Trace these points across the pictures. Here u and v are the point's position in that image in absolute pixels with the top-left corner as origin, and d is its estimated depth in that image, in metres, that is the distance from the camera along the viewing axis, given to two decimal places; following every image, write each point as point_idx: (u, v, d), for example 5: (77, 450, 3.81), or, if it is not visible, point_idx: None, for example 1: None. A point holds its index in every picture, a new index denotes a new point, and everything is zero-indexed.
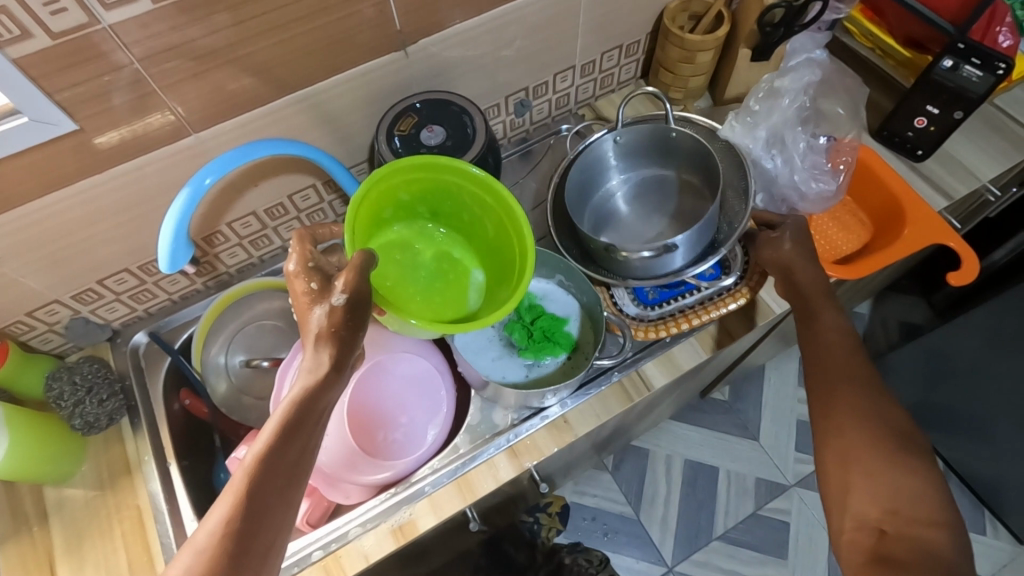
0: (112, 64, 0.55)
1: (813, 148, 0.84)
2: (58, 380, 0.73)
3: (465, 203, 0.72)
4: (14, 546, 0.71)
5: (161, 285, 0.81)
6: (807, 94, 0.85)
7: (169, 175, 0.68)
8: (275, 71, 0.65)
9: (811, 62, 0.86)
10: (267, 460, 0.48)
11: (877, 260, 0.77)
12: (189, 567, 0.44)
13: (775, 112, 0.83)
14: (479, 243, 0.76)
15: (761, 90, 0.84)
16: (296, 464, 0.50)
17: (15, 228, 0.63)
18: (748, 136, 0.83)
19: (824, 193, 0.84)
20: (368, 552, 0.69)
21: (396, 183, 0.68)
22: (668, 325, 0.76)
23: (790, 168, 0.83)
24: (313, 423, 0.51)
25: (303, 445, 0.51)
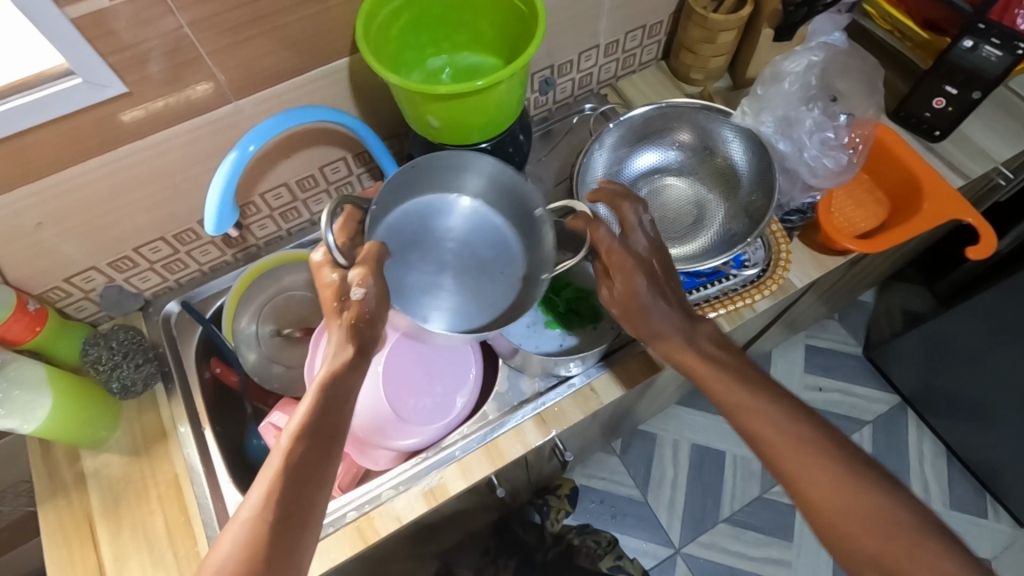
0: (160, 28, 0.57)
1: (822, 124, 0.83)
2: (95, 345, 0.75)
3: (456, 5, 0.69)
4: (53, 508, 0.72)
5: (192, 255, 0.82)
6: (812, 74, 0.85)
7: (209, 143, 0.70)
8: (313, 41, 0.66)
9: (811, 44, 0.85)
10: (303, 433, 0.55)
11: (898, 235, 0.78)
12: (242, 530, 0.50)
13: (777, 95, 0.84)
14: (481, 34, 0.72)
15: (765, 74, 0.85)
16: (324, 440, 0.55)
17: (58, 192, 0.64)
18: (754, 122, 0.84)
19: (837, 167, 0.82)
20: (400, 513, 0.70)
21: (387, 14, 0.65)
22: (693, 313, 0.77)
23: (796, 147, 0.83)
24: (315, 416, 0.56)
25: (332, 422, 0.56)
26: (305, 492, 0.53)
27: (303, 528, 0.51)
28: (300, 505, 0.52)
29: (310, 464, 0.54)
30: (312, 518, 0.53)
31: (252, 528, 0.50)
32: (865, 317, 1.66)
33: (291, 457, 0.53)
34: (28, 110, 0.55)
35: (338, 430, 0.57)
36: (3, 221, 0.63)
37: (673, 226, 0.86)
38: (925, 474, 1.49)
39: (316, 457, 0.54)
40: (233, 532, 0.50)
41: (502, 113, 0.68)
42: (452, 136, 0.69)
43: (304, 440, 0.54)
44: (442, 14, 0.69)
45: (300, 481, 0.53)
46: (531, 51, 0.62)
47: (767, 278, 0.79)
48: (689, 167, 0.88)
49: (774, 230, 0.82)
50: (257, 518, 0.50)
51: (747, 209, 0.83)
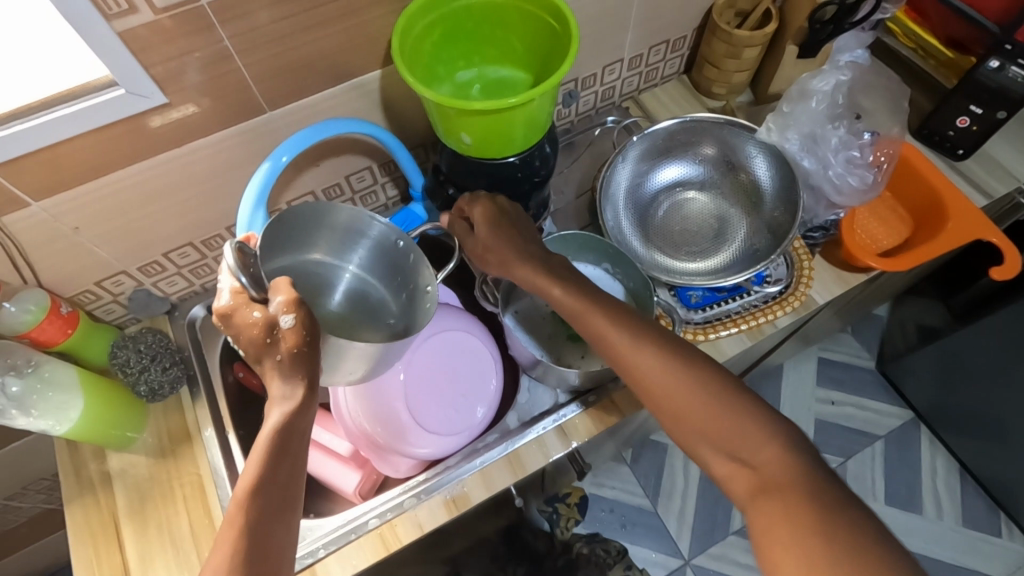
0: (202, 41, 0.58)
1: (848, 143, 0.84)
2: (123, 348, 0.76)
3: (487, 20, 0.69)
4: (81, 507, 0.73)
5: (219, 261, 0.83)
6: (840, 93, 0.85)
7: (242, 152, 0.71)
8: (347, 54, 0.67)
9: (836, 63, 0.85)
10: (259, 485, 0.50)
11: (921, 254, 0.78)
12: None
13: (803, 113, 0.84)
14: (511, 49, 0.73)
15: (793, 91, 0.85)
16: (285, 489, 0.51)
17: (95, 198, 0.65)
18: (779, 139, 0.85)
19: (863, 185, 0.82)
20: (422, 521, 0.71)
21: (421, 27, 0.66)
22: (714, 328, 0.78)
23: (822, 165, 0.83)
24: (269, 465, 0.51)
25: (290, 469, 0.52)
26: (272, 551, 0.49)
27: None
28: (268, 565, 0.48)
29: (273, 516, 0.50)
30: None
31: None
32: (878, 331, 1.66)
33: (249, 516, 0.49)
34: (72, 120, 0.56)
35: (293, 480, 0.52)
36: (41, 225, 0.64)
37: (695, 239, 0.86)
38: (938, 490, 1.48)
39: (276, 509, 0.50)
40: None
41: (534, 128, 0.69)
42: (484, 151, 0.69)
43: (258, 494, 0.49)
44: (474, 29, 0.70)
45: (264, 539, 0.49)
46: (564, 69, 0.62)
47: (790, 295, 0.79)
48: (712, 182, 0.89)
49: (796, 247, 0.83)
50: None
51: (771, 224, 0.83)
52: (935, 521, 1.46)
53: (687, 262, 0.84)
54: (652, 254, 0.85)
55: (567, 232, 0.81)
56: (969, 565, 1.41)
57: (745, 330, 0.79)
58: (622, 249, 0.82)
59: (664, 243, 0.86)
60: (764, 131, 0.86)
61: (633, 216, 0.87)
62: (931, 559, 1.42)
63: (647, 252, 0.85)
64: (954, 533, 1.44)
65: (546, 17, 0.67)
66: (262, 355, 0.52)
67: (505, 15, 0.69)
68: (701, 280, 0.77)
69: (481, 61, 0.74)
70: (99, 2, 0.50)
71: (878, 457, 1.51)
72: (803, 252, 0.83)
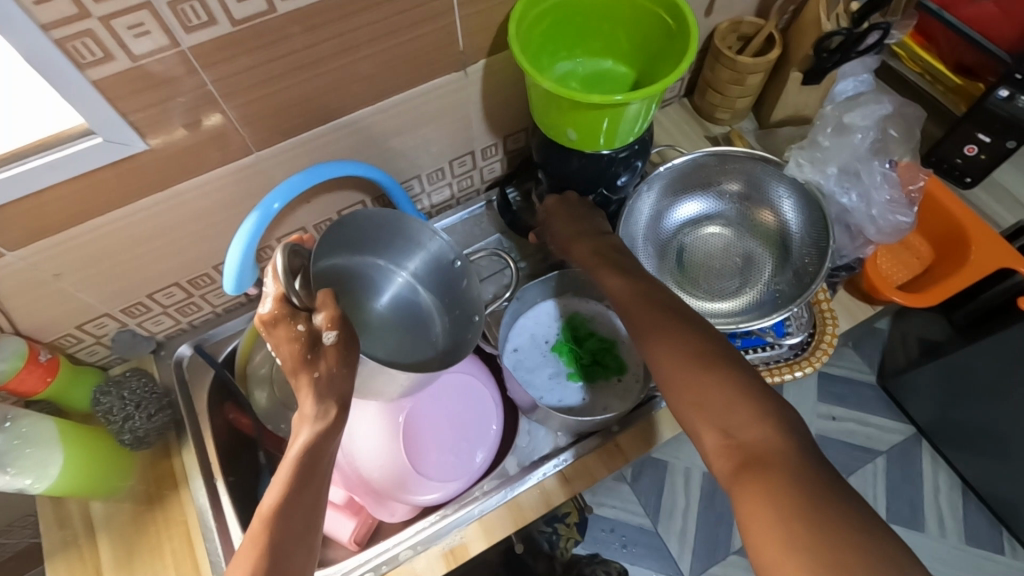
0: (183, 86, 0.55)
1: (888, 180, 0.81)
2: (107, 395, 0.72)
3: (599, 14, 0.69)
4: (63, 562, 0.71)
5: (207, 298, 0.81)
6: (874, 130, 0.83)
7: (230, 193, 0.68)
8: (338, 93, 0.64)
9: (875, 97, 0.84)
10: (283, 506, 0.49)
11: (947, 288, 0.76)
12: None
13: (841, 147, 0.82)
14: (619, 43, 0.72)
15: (829, 127, 0.83)
16: (310, 511, 0.50)
17: (74, 244, 0.62)
18: (815, 174, 0.81)
19: (904, 226, 0.79)
20: (419, 574, 0.69)
21: (535, 17, 0.65)
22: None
23: (866, 203, 0.80)
24: (295, 483, 0.50)
25: (317, 489, 0.51)
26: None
27: None
28: None
29: (294, 537, 0.49)
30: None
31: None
32: (879, 346, 1.64)
33: (269, 537, 0.48)
34: (46, 170, 0.53)
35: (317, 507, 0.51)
36: (17, 274, 0.61)
37: (716, 277, 0.84)
38: (941, 507, 1.47)
39: (297, 530, 0.49)
40: None
41: (640, 123, 0.68)
42: (590, 143, 0.69)
43: (282, 513, 0.49)
44: (582, 22, 0.70)
45: (283, 563, 0.48)
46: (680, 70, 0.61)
47: (803, 359, 0.76)
48: (735, 218, 0.87)
49: (822, 304, 0.79)
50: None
51: (797, 269, 0.81)
52: (939, 539, 1.44)
53: (707, 301, 0.82)
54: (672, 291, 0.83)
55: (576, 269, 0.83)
56: None
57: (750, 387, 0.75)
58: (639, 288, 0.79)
59: (685, 279, 0.84)
60: (792, 167, 0.83)
61: (654, 251, 0.85)
62: None
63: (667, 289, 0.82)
64: (958, 551, 1.43)
65: (662, 14, 0.66)
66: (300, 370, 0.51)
67: (617, 10, 0.68)
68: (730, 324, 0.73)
69: (586, 53, 0.73)
70: (71, 52, 0.47)
71: (881, 474, 1.50)
72: (826, 310, 0.78)
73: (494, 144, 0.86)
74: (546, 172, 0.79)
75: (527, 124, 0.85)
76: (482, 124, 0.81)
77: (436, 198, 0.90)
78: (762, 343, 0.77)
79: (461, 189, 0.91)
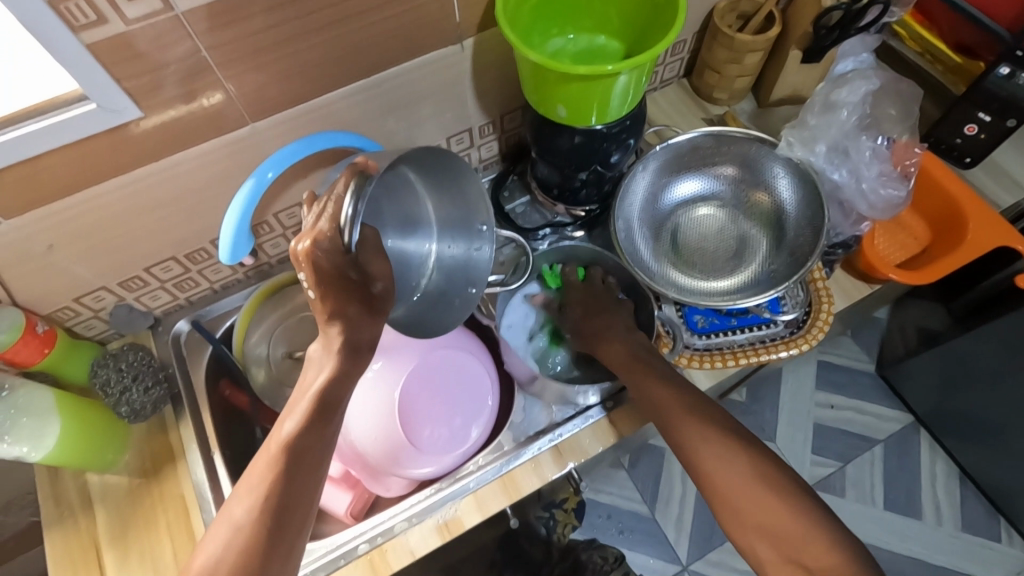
0: (177, 52, 0.55)
1: (879, 155, 0.80)
2: (104, 367, 0.73)
3: None
4: (60, 533, 0.71)
5: (204, 274, 0.81)
6: (866, 102, 0.82)
7: (225, 166, 0.68)
8: (332, 64, 0.64)
9: (864, 73, 0.83)
10: (293, 445, 0.51)
11: (944, 266, 0.76)
12: (228, 539, 0.49)
13: (831, 123, 0.81)
14: (607, 18, 0.71)
15: (820, 103, 0.82)
16: (320, 450, 0.52)
17: (69, 215, 0.62)
18: (805, 152, 0.81)
19: (896, 197, 0.79)
20: (413, 547, 0.69)
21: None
22: (715, 357, 0.75)
23: (855, 178, 0.80)
24: (307, 424, 0.52)
25: (327, 432, 0.53)
26: (296, 504, 0.51)
27: (291, 535, 0.51)
28: (287, 518, 0.50)
29: (300, 478, 0.51)
30: (305, 523, 0.52)
31: (243, 536, 0.49)
32: (878, 335, 1.64)
33: (278, 467, 0.51)
34: (40, 136, 0.53)
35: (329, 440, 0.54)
36: (12, 245, 0.62)
37: (711, 258, 0.84)
38: (938, 495, 1.47)
39: (305, 469, 0.52)
40: (216, 538, 0.50)
41: (630, 98, 0.68)
42: (581, 120, 0.69)
43: (292, 450, 0.51)
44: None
45: (288, 498, 0.51)
46: (670, 40, 0.61)
47: (799, 336, 0.75)
48: (733, 199, 0.86)
49: (815, 280, 0.78)
50: (248, 525, 0.49)
51: (793, 249, 0.80)
52: (935, 526, 1.44)
53: (701, 282, 0.82)
54: (665, 270, 0.82)
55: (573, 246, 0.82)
56: (969, 571, 1.40)
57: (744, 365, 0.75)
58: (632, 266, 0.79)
59: (680, 259, 0.84)
60: (783, 146, 0.82)
61: (648, 231, 0.85)
62: (930, 564, 1.41)
63: (661, 268, 0.82)
64: (954, 539, 1.43)
65: None
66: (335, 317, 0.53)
67: None
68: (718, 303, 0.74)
69: (577, 31, 0.73)
70: (64, 13, 0.47)
71: (878, 462, 1.50)
72: (822, 289, 0.78)
73: (490, 122, 0.85)
74: (539, 151, 0.78)
75: (523, 103, 0.85)
76: (478, 101, 0.81)
77: None
78: (757, 322, 0.77)
79: None
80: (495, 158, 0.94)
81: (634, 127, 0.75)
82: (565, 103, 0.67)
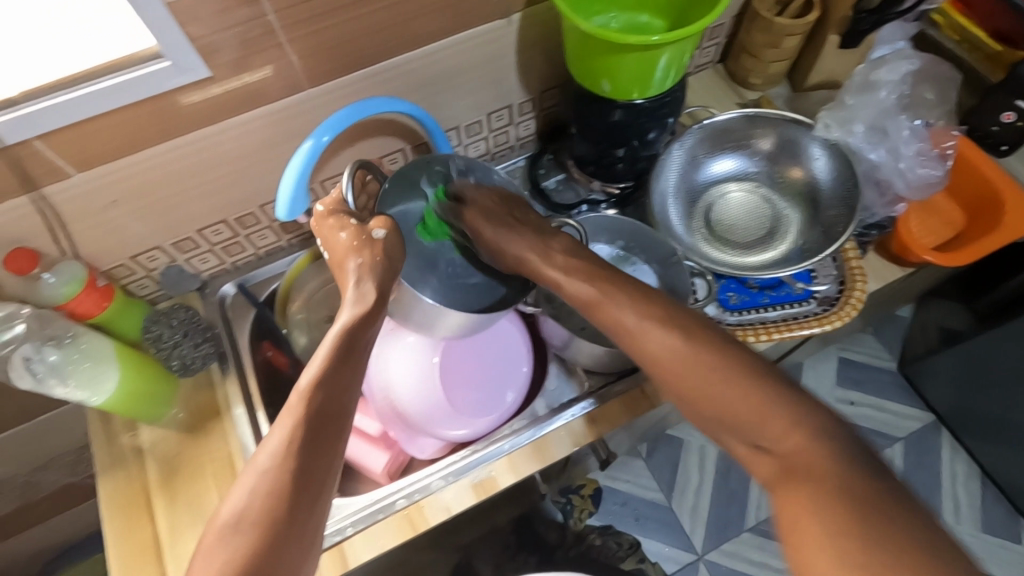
0: (247, 15, 0.57)
1: (918, 135, 0.82)
2: (156, 323, 0.76)
3: None
4: (112, 479, 0.74)
5: (251, 239, 0.84)
6: (906, 83, 0.85)
7: (280, 130, 0.71)
8: (386, 33, 0.66)
9: (903, 53, 0.85)
10: (320, 382, 0.49)
11: (979, 249, 0.77)
12: (255, 489, 0.45)
13: (870, 102, 0.83)
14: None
15: (861, 82, 0.84)
16: (347, 388, 0.51)
17: (133, 171, 0.65)
18: (844, 131, 0.83)
19: (932, 177, 0.81)
20: (449, 504, 0.71)
21: None
22: (748, 331, 0.76)
23: (893, 157, 0.82)
24: (335, 362, 0.51)
25: (354, 370, 0.52)
26: (323, 448, 0.47)
27: (321, 483, 0.47)
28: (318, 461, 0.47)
29: (329, 416, 0.49)
30: (337, 470, 0.49)
31: (274, 484, 0.45)
32: (901, 332, 1.63)
33: (307, 406, 0.48)
34: (118, 91, 0.56)
35: (356, 385, 0.51)
36: (81, 198, 0.65)
37: (743, 236, 0.85)
38: (958, 493, 1.46)
39: (336, 406, 0.49)
40: (240, 493, 0.45)
41: (673, 72, 0.69)
42: (624, 94, 0.71)
43: (321, 388, 0.49)
44: None
45: (319, 437, 0.48)
46: (718, 13, 0.62)
47: (832, 313, 0.76)
48: (766, 178, 0.87)
49: (849, 258, 0.79)
50: (276, 472, 0.46)
51: (826, 226, 0.81)
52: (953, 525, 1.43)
53: (733, 257, 0.83)
54: (698, 245, 0.84)
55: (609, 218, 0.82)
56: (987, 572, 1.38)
57: (776, 340, 0.76)
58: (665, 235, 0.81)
59: (712, 235, 0.85)
60: (819, 128, 0.84)
61: (682, 206, 0.86)
62: None
63: (694, 242, 0.84)
64: (972, 538, 1.42)
65: None
66: (348, 257, 0.57)
67: None
68: (759, 273, 0.76)
69: (621, 9, 0.74)
70: None
71: (897, 458, 1.49)
72: (856, 268, 0.79)
73: (530, 100, 0.87)
74: (579, 127, 0.80)
75: (562, 81, 0.87)
76: (520, 78, 0.83)
77: (472, 152, 0.92)
78: (790, 300, 0.78)
79: (497, 145, 0.93)
80: (531, 136, 0.95)
81: (674, 109, 0.77)
82: (609, 78, 0.69)
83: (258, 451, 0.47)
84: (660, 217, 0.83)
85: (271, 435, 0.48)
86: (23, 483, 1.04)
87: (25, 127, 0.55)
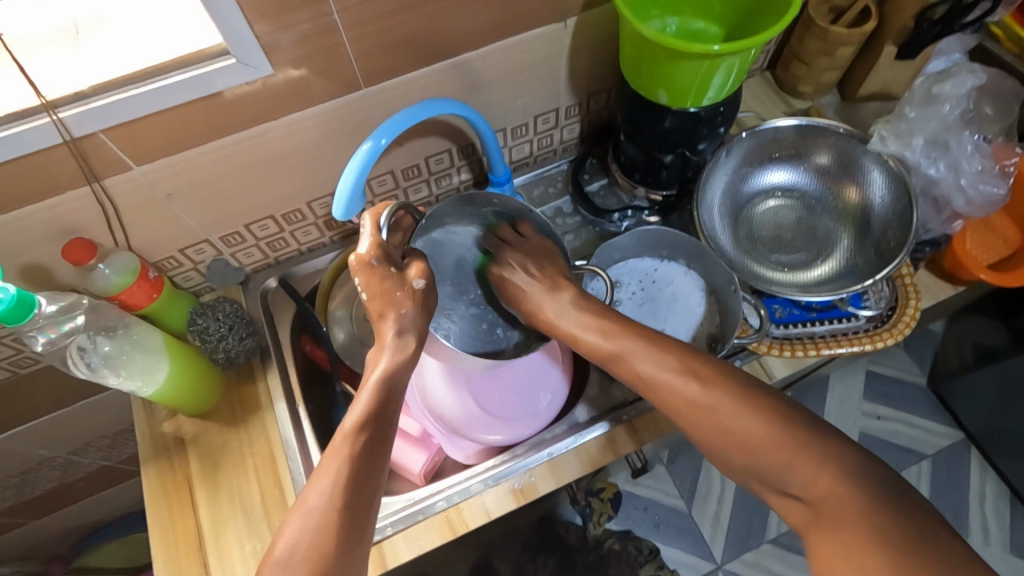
0: (311, 13, 0.57)
1: (981, 151, 0.81)
2: (203, 316, 0.76)
3: None
4: (156, 468, 0.75)
5: (296, 235, 0.84)
6: (970, 97, 0.84)
7: (335, 128, 0.71)
8: (443, 34, 0.66)
9: (970, 67, 0.84)
10: (363, 425, 0.56)
11: None
12: (307, 530, 0.50)
13: (934, 115, 0.82)
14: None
15: (922, 96, 0.84)
16: (385, 428, 0.57)
17: (188, 166, 0.66)
18: (905, 143, 0.81)
19: (994, 197, 0.80)
20: (489, 508, 0.71)
21: None
22: (796, 346, 0.75)
23: (954, 172, 0.80)
24: (373, 410, 0.57)
25: (387, 414, 0.58)
26: (368, 484, 0.53)
27: (365, 520, 0.52)
28: (363, 499, 0.52)
29: (370, 454, 0.55)
30: (375, 498, 0.54)
31: (324, 519, 0.50)
32: (932, 348, 1.58)
33: (352, 448, 0.54)
34: (185, 86, 0.57)
35: (391, 423, 0.58)
36: (137, 190, 0.65)
37: (790, 250, 0.84)
38: (986, 514, 1.41)
39: (377, 445, 0.56)
40: (294, 531, 0.50)
41: (732, 81, 0.68)
42: (679, 102, 0.70)
43: (364, 429, 0.56)
44: None
45: (362, 476, 0.53)
46: (786, 22, 0.60)
47: (884, 330, 0.75)
48: (816, 192, 0.86)
49: (904, 277, 0.78)
50: (325, 507, 0.51)
51: (878, 245, 0.80)
52: (981, 546, 1.39)
53: (777, 273, 0.82)
54: (742, 258, 0.83)
55: (651, 228, 0.81)
56: None
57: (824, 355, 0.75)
58: (710, 246, 0.80)
59: (757, 248, 0.84)
60: (874, 139, 0.82)
61: (727, 217, 0.85)
62: None
63: (738, 256, 0.83)
64: (1001, 561, 1.37)
65: None
66: (387, 312, 0.63)
67: None
68: (805, 294, 0.74)
69: (678, 14, 0.73)
70: None
71: (925, 475, 1.45)
72: (909, 284, 0.78)
73: (577, 103, 0.87)
74: (629, 132, 0.79)
75: (611, 84, 0.86)
76: (569, 80, 0.82)
77: (516, 154, 0.91)
78: (839, 315, 0.77)
79: (540, 148, 0.93)
80: (575, 140, 0.95)
81: (726, 116, 0.75)
82: (667, 84, 0.68)
83: (305, 493, 0.53)
84: (705, 229, 0.82)
85: (317, 477, 0.53)
86: (60, 465, 1.06)
87: (94, 119, 0.56)
